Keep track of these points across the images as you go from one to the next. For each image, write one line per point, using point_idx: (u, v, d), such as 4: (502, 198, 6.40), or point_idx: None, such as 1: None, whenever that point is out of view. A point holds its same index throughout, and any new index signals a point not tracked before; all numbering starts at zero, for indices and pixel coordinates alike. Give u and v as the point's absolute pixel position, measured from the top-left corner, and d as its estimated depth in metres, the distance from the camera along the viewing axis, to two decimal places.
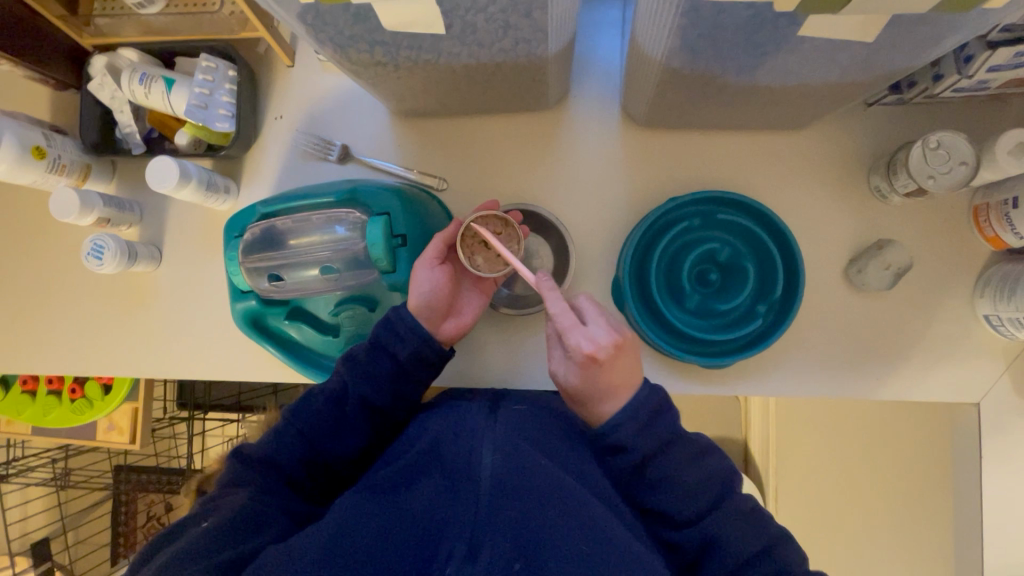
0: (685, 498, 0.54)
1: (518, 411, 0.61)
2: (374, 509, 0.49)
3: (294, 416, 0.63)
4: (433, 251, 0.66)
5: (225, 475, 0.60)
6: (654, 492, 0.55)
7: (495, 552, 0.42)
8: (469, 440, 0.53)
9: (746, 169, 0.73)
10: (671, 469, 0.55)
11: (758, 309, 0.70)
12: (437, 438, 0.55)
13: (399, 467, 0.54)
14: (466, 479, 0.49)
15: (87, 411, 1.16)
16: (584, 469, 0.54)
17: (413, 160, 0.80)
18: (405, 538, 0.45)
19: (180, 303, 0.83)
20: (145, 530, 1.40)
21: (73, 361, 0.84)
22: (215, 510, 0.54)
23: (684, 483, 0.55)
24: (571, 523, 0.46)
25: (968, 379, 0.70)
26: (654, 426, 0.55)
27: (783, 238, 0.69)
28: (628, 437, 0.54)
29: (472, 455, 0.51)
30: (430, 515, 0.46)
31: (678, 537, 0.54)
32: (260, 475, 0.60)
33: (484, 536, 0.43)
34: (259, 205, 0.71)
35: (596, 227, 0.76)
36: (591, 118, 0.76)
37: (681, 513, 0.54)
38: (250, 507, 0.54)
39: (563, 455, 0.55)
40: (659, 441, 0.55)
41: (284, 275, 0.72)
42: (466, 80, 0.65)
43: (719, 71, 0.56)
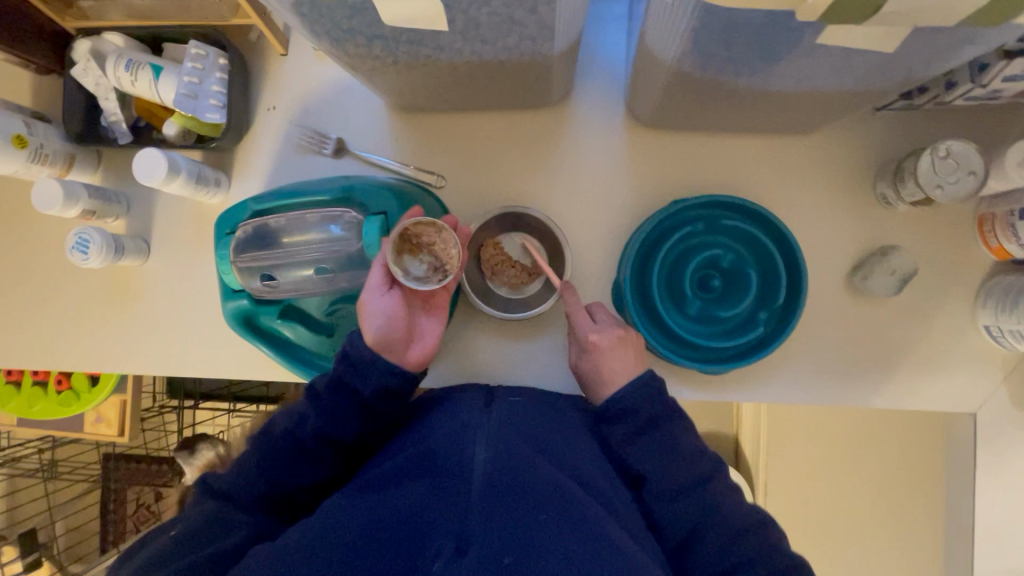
0: (680, 468, 0.58)
1: (513, 406, 0.60)
2: (363, 505, 0.48)
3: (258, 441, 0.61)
4: (375, 280, 0.63)
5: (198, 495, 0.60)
6: (649, 460, 0.59)
7: (483, 549, 0.41)
8: (460, 433, 0.52)
9: (751, 172, 0.72)
10: (668, 441, 0.60)
11: (759, 316, 0.69)
12: (428, 433, 0.54)
13: (390, 461, 0.53)
14: (456, 473, 0.47)
15: (74, 403, 1.14)
16: (572, 461, 0.54)
17: (411, 156, 0.77)
18: (391, 534, 0.44)
19: (170, 298, 0.80)
20: (135, 519, 1.40)
21: (59, 356, 0.82)
22: (185, 523, 0.55)
23: (680, 455, 0.59)
24: (563, 523, 0.44)
25: (966, 389, 0.70)
26: (653, 401, 0.61)
27: (782, 238, 0.68)
28: (631, 409, 0.61)
29: (465, 451, 0.49)
30: (419, 511, 0.45)
31: (671, 508, 0.57)
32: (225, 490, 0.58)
33: (475, 532, 0.42)
34: (250, 201, 0.69)
35: (597, 229, 0.74)
36: (593, 116, 0.74)
37: (674, 482, 0.58)
38: (214, 528, 0.53)
39: (558, 452, 0.54)
40: (658, 413, 0.61)
41: (277, 274, 0.69)
42: (468, 76, 0.63)
43: (730, 74, 0.54)
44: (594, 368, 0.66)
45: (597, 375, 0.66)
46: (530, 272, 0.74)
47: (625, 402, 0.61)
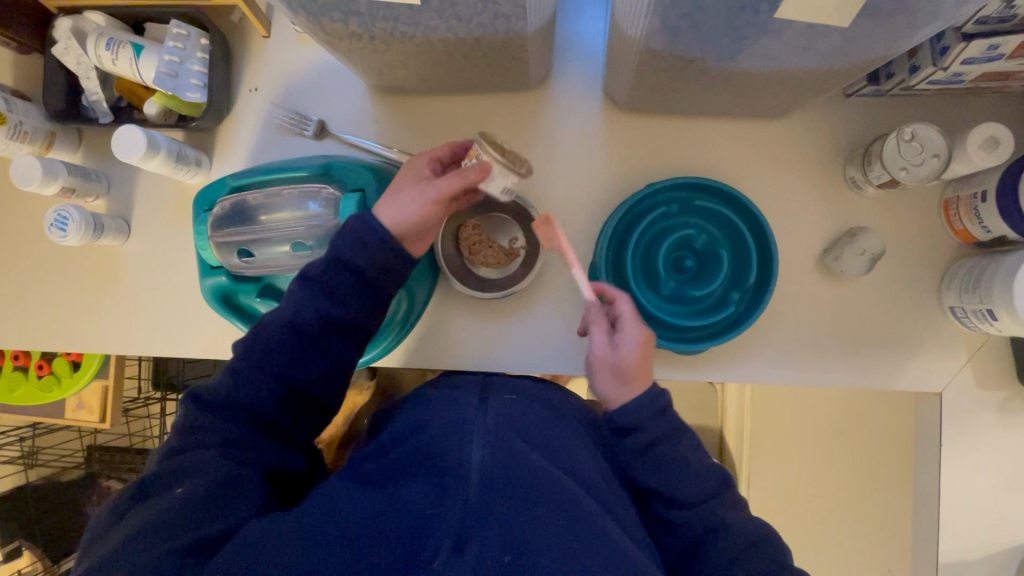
0: (690, 482, 0.58)
1: (510, 401, 0.60)
2: (361, 497, 0.48)
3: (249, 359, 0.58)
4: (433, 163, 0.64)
5: (188, 421, 0.58)
6: (657, 471, 0.58)
7: (483, 546, 0.42)
8: (456, 430, 0.52)
9: (724, 156, 0.73)
10: (677, 456, 0.58)
11: (731, 297, 0.71)
12: (426, 427, 0.54)
13: (387, 455, 0.53)
14: (455, 470, 0.47)
15: (55, 388, 1.15)
16: (566, 457, 0.54)
17: (392, 137, 0.78)
18: (393, 530, 0.44)
19: (150, 277, 0.81)
20: None
21: (37, 335, 0.82)
22: (188, 473, 0.53)
23: (689, 468, 0.58)
24: (559, 522, 0.45)
25: (933, 370, 0.71)
26: (662, 417, 0.59)
27: (756, 224, 0.70)
28: (642, 421, 0.58)
29: (463, 448, 0.49)
30: (420, 510, 0.45)
31: (682, 517, 0.57)
32: (225, 426, 0.57)
33: (474, 531, 0.43)
34: (229, 177, 0.69)
35: (574, 211, 0.75)
36: (571, 100, 0.75)
37: (683, 495, 0.58)
38: (224, 480, 0.52)
39: (550, 447, 0.54)
40: (664, 430, 0.59)
41: (254, 250, 0.69)
42: (446, 56, 0.64)
43: (699, 54, 0.55)
44: (625, 362, 0.61)
45: (625, 369, 0.61)
46: (508, 252, 0.75)
47: (631, 409, 0.59)
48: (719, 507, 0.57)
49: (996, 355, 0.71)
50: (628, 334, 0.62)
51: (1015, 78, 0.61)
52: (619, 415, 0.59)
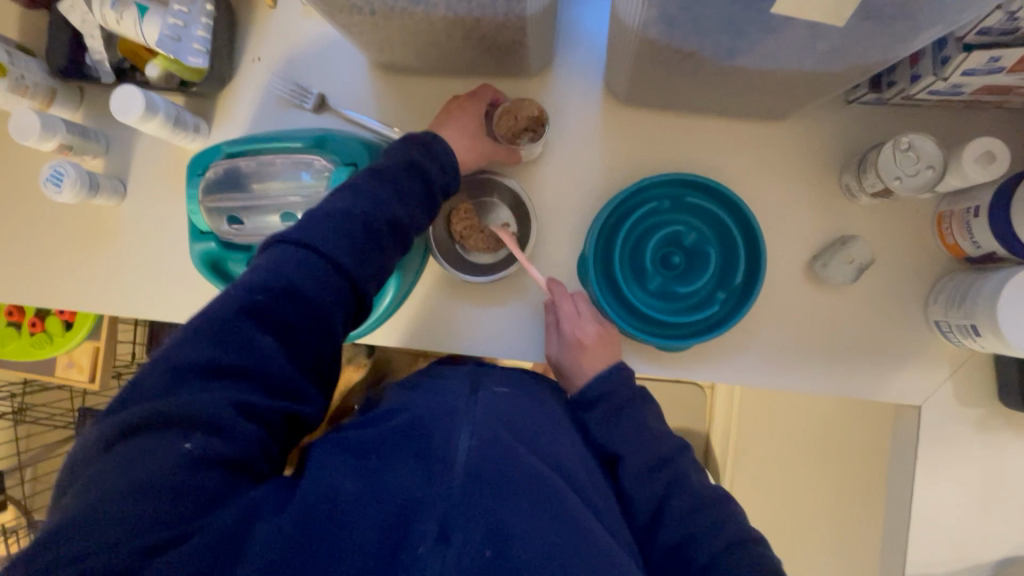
0: (651, 445, 0.62)
1: (499, 395, 0.58)
2: (349, 471, 0.47)
3: (275, 287, 0.51)
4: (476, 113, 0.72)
5: (193, 338, 0.50)
6: (620, 437, 0.62)
7: (466, 538, 0.43)
8: (446, 418, 0.51)
9: (721, 156, 0.73)
10: (639, 423, 0.63)
11: (716, 296, 0.71)
12: (418, 408, 0.53)
13: (371, 431, 0.51)
14: (440, 459, 0.47)
15: (46, 345, 1.17)
16: (553, 452, 0.54)
17: (391, 115, 0.78)
18: (379, 515, 0.44)
19: (143, 239, 0.81)
20: None
21: (28, 290, 0.83)
22: (196, 422, 0.46)
23: (650, 434, 0.62)
24: (544, 516, 0.45)
25: (914, 383, 0.71)
26: (625, 387, 0.64)
27: (752, 227, 0.69)
28: (608, 390, 0.64)
29: (450, 437, 0.49)
30: (405, 494, 0.45)
31: (643, 489, 0.60)
32: (245, 354, 0.50)
33: (457, 521, 0.43)
34: (224, 144, 0.70)
35: (568, 201, 0.75)
36: (572, 90, 0.75)
37: (645, 459, 0.61)
38: (234, 446, 0.47)
39: (537, 438, 0.54)
40: (629, 399, 0.64)
41: (244, 218, 0.69)
42: (446, 34, 0.64)
43: (697, 48, 0.55)
44: (574, 357, 0.69)
45: (576, 363, 0.69)
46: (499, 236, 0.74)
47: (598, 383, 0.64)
48: (680, 474, 0.61)
49: (978, 371, 0.70)
50: (571, 332, 0.69)
51: (1015, 93, 0.61)
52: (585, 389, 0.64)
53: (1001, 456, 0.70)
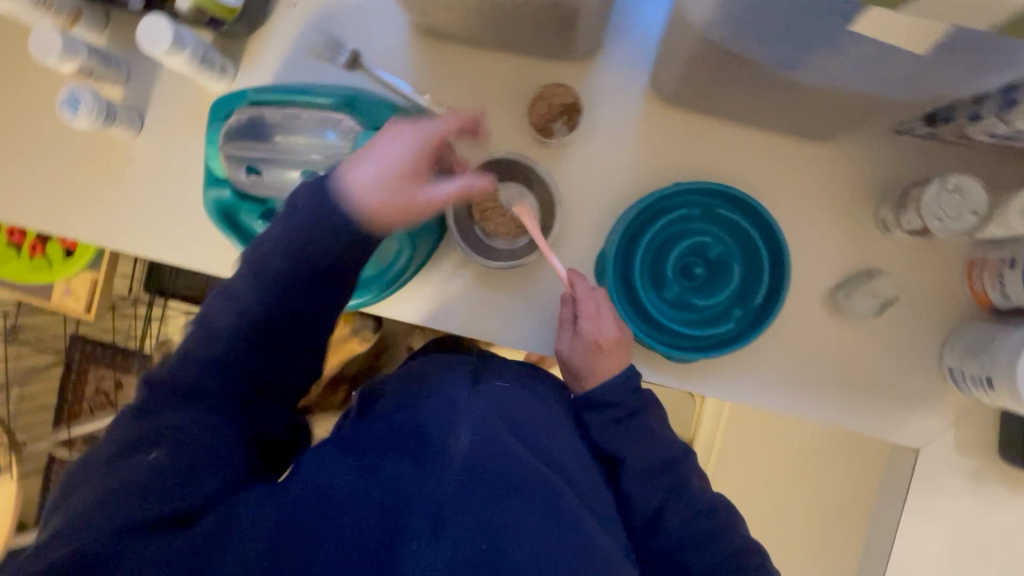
0: (654, 451, 0.62)
1: (499, 386, 0.56)
2: (341, 465, 0.46)
3: (235, 310, 0.53)
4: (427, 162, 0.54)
5: (160, 361, 0.53)
6: (623, 442, 0.61)
7: (458, 541, 0.41)
8: (448, 407, 0.50)
9: (758, 171, 0.71)
10: (645, 430, 0.62)
11: (732, 313, 0.69)
12: (420, 397, 0.52)
13: (369, 421, 0.51)
14: (437, 449, 0.45)
15: (45, 270, 1.15)
16: (554, 452, 0.53)
17: (424, 83, 0.75)
18: (370, 511, 0.42)
19: (155, 177, 0.79)
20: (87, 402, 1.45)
21: (32, 215, 0.81)
22: (164, 436, 0.49)
23: (654, 440, 0.62)
24: (542, 519, 0.44)
25: (916, 426, 0.71)
26: (635, 395, 0.63)
27: (778, 247, 0.68)
28: (615, 399, 0.62)
29: (448, 429, 0.47)
30: (396, 489, 0.43)
31: (642, 495, 0.61)
32: (203, 372, 0.52)
33: (451, 519, 0.42)
34: (251, 90, 0.66)
35: (595, 197, 0.73)
36: (614, 81, 0.72)
37: (647, 464, 0.61)
38: (196, 449, 0.49)
39: (538, 437, 0.53)
40: (637, 406, 0.63)
41: (262, 169, 0.66)
42: (496, 6, 0.60)
43: (758, 56, 0.53)
44: (589, 358, 0.65)
45: (589, 366, 0.65)
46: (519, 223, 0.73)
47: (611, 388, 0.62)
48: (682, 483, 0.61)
49: (982, 423, 0.70)
50: (591, 332, 0.64)
51: None
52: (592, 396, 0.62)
53: (990, 509, 0.70)
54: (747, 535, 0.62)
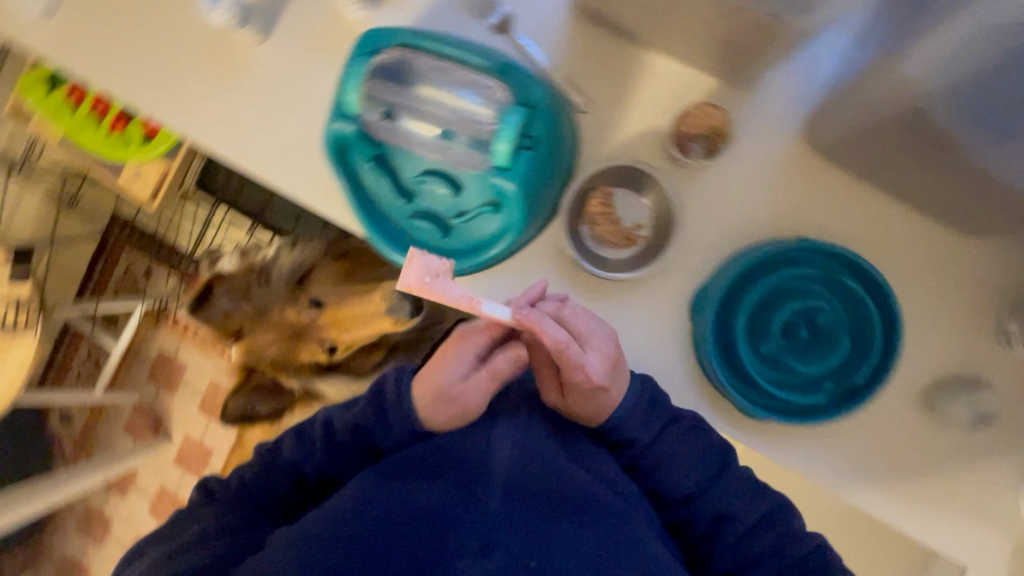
0: (687, 471, 0.66)
1: (526, 413, 0.65)
2: (383, 492, 0.56)
3: (280, 485, 0.71)
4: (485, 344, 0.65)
5: (252, 472, 0.72)
6: (658, 471, 0.67)
7: (507, 550, 0.49)
8: (491, 441, 0.59)
9: (889, 247, 0.67)
10: (668, 453, 0.66)
11: (823, 385, 0.66)
12: (467, 436, 0.62)
13: (421, 459, 0.60)
14: (483, 479, 0.54)
15: (122, 148, 1.16)
16: (588, 466, 0.62)
17: (568, 66, 0.72)
18: (415, 534, 0.51)
19: (269, 89, 0.76)
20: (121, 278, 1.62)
21: (136, 93, 0.78)
22: (231, 532, 0.66)
23: (683, 462, 0.66)
24: (577, 526, 0.53)
25: (975, 547, 0.68)
26: (653, 419, 0.65)
27: (889, 334, 0.64)
28: (633, 429, 0.65)
29: (486, 451, 0.58)
30: (436, 508, 0.52)
31: (690, 511, 0.67)
32: (282, 475, 0.71)
33: (498, 537, 0.50)
34: (405, 31, 0.63)
35: (713, 229, 0.70)
36: (766, 116, 0.69)
37: (683, 488, 0.66)
38: (244, 547, 0.63)
39: (573, 454, 0.63)
40: (663, 422, 0.66)
41: (394, 115, 0.63)
42: (687, 7, 0.58)
43: (963, 129, 0.50)
44: (591, 394, 0.62)
45: (594, 394, 0.63)
46: (627, 236, 0.71)
47: (652, 424, 0.66)
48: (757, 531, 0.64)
49: None
50: (574, 382, 0.61)
51: None
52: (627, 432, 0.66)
53: None
54: (807, 531, 0.66)
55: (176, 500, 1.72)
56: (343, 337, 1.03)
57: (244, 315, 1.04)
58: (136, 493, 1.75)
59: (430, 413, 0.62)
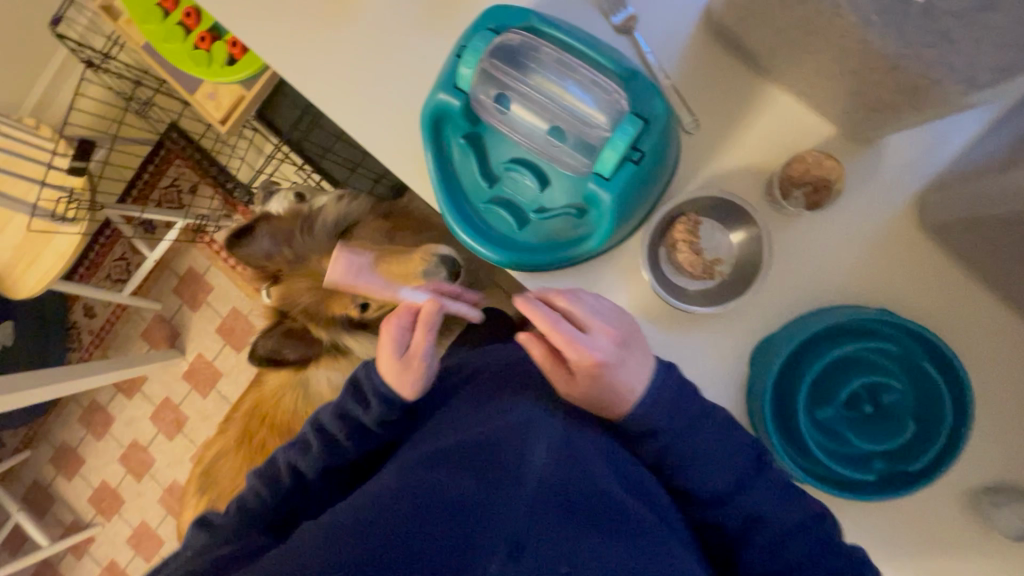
0: (720, 471, 0.58)
1: (571, 408, 0.58)
2: (410, 488, 0.48)
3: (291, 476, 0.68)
4: (407, 323, 0.69)
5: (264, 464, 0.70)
6: (692, 474, 0.59)
7: (540, 556, 0.42)
8: (522, 427, 0.51)
9: (973, 337, 0.64)
10: (699, 449, 0.58)
11: (872, 464, 0.64)
12: (493, 419, 0.54)
13: (442, 444, 0.53)
14: (512, 471, 0.46)
15: (202, 66, 1.15)
16: (629, 472, 0.55)
17: (681, 81, 0.70)
18: (443, 531, 0.43)
19: (371, 41, 0.74)
20: (164, 192, 1.62)
21: (238, 17, 0.76)
22: (234, 541, 0.59)
23: (718, 460, 0.58)
24: (618, 544, 0.46)
25: None
26: (685, 407, 0.59)
27: (956, 424, 0.61)
28: (663, 417, 0.58)
29: (525, 444, 0.49)
30: (466, 505, 0.44)
31: (722, 517, 0.59)
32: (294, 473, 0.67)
33: (531, 541, 0.43)
34: (534, 16, 0.62)
35: (793, 279, 0.67)
36: (877, 175, 0.65)
37: (715, 490, 0.59)
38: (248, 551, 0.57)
39: (613, 457, 0.55)
40: (698, 412, 0.59)
41: (505, 99, 0.62)
42: (836, 53, 0.54)
43: None
44: (611, 382, 0.58)
45: (614, 384, 0.58)
46: (706, 269, 0.69)
47: (699, 441, 0.58)
48: (795, 548, 0.57)
49: None
50: (573, 364, 0.58)
51: None
52: (673, 450, 0.59)
53: None
54: (846, 546, 0.58)
55: (179, 413, 1.75)
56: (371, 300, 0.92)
57: (282, 260, 1.00)
58: (142, 397, 1.78)
59: (393, 376, 0.65)
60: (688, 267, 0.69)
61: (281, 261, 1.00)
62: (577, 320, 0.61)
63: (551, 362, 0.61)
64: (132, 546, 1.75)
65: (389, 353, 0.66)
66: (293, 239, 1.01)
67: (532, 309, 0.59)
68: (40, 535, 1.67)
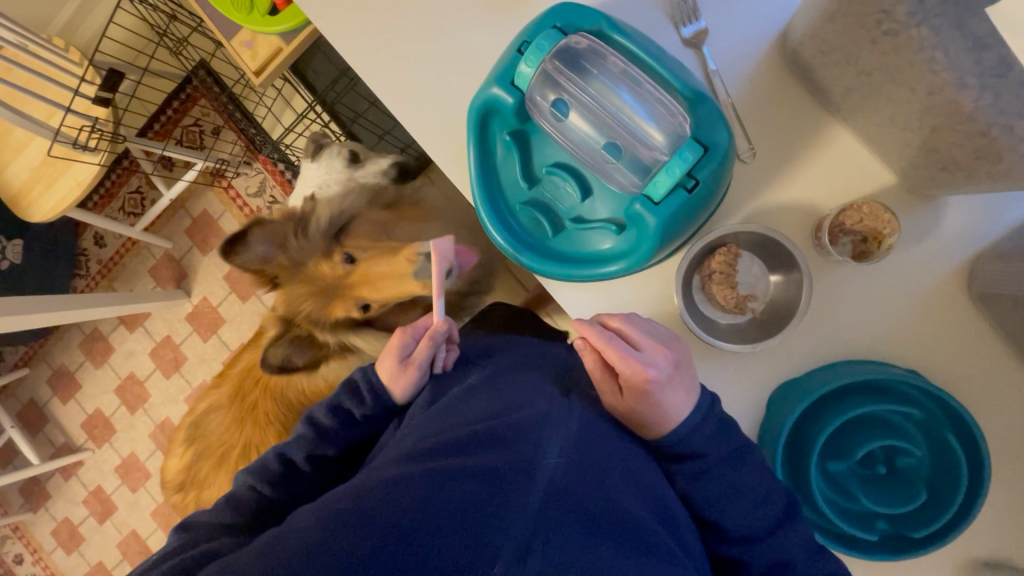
0: (747, 510, 0.57)
1: (587, 411, 0.57)
2: (418, 475, 0.45)
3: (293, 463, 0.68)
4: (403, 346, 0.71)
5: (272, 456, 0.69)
6: (717, 507, 0.58)
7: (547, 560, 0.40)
8: (535, 423, 0.50)
9: (1002, 410, 0.63)
10: (730, 483, 0.57)
11: (876, 523, 0.64)
12: (502, 414, 0.52)
13: (445, 437, 0.51)
14: (524, 468, 0.45)
15: (242, 12, 1.11)
16: (646, 482, 0.53)
17: (743, 105, 0.67)
18: (448, 524, 0.41)
19: (426, 18, 0.70)
20: (185, 129, 1.60)
21: None
22: (207, 540, 0.56)
23: (746, 498, 0.57)
24: (625, 551, 0.44)
25: None
26: (719, 437, 0.57)
27: (971, 494, 0.60)
28: (697, 446, 0.57)
29: (538, 443, 0.48)
30: (473, 502, 0.42)
31: (742, 553, 0.58)
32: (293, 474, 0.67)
33: (540, 541, 0.41)
34: (605, 19, 0.59)
35: (827, 324, 0.65)
36: (932, 232, 0.63)
37: (743, 529, 0.57)
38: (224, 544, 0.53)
39: (629, 461, 0.54)
40: (734, 445, 0.58)
41: (563, 104, 0.61)
42: (920, 105, 0.51)
43: None
44: (658, 402, 0.57)
45: (661, 405, 0.57)
46: (738, 304, 0.68)
47: (716, 477, 0.57)
48: None
49: None
50: (624, 379, 0.58)
51: None
52: (691, 479, 0.58)
53: None
54: None
55: (178, 352, 1.75)
56: (372, 299, 0.92)
57: (280, 264, 0.99)
58: (144, 333, 1.78)
59: (390, 378, 0.69)
60: (725, 302, 0.68)
61: (278, 265, 0.99)
62: (631, 338, 0.60)
63: (602, 373, 0.61)
64: (120, 476, 1.78)
65: (392, 374, 0.70)
66: (294, 243, 0.98)
67: (589, 327, 0.59)
68: (31, 453, 1.69)
